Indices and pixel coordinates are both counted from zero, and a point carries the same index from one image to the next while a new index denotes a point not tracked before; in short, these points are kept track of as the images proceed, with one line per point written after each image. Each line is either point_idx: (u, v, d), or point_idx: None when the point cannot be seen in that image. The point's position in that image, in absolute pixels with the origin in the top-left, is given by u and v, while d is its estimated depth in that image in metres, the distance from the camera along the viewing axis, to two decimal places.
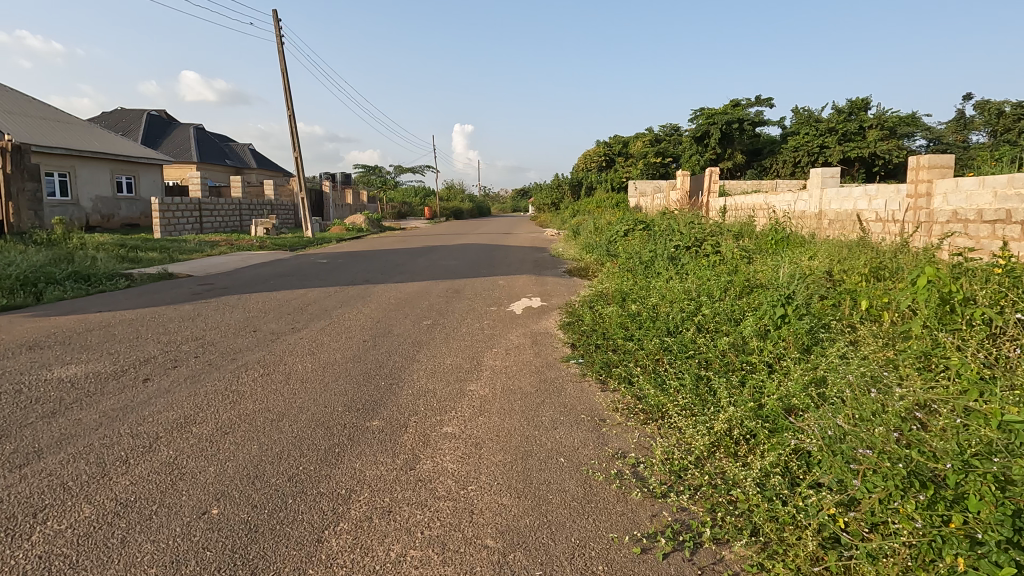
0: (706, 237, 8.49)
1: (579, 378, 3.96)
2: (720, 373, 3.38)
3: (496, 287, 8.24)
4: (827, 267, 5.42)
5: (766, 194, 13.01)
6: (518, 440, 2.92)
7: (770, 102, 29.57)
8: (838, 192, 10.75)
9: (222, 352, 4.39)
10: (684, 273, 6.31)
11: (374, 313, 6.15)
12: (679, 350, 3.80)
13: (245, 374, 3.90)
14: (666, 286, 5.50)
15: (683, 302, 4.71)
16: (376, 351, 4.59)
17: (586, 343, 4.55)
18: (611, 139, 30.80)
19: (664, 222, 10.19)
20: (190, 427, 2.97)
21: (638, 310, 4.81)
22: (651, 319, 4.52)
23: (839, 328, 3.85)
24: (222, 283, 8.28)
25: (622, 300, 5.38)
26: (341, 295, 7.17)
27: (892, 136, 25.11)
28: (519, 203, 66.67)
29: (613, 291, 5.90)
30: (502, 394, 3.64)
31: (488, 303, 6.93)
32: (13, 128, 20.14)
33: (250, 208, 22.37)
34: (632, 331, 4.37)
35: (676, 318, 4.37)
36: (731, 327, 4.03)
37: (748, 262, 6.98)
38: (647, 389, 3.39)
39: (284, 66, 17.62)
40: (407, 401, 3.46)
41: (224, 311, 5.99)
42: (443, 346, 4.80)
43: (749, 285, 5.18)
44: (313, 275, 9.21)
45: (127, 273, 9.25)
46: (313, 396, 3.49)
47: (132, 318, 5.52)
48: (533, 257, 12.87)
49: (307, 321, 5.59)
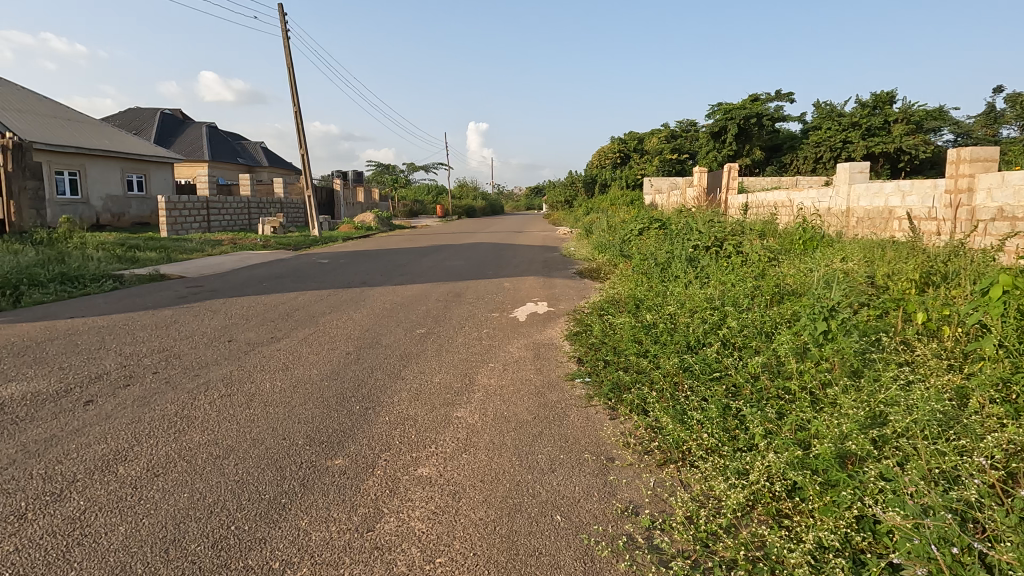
0: (727, 237, 7.91)
1: (586, 401, 3.42)
2: (754, 403, 2.82)
3: (500, 290, 7.72)
4: (870, 272, 4.81)
5: (787, 190, 12.32)
6: (505, 488, 2.39)
7: (790, 96, 28.72)
8: (867, 187, 10.03)
9: (185, 368, 3.94)
10: (706, 277, 5.72)
11: (365, 319, 5.69)
12: (702, 372, 3.26)
13: (202, 395, 3.44)
14: (685, 291, 4.94)
15: (706, 313, 4.14)
16: (358, 366, 4.11)
17: (594, 358, 4.01)
18: (626, 135, 30.12)
19: (681, 220, 9.59)
20: (115, 469, 2.49)
21: (654, 320, 4.26)
22: (669, 332, 3.98)
23: (892, 346, 3.27)
24: (212, 285, 7.88)
25: (636, 307, 4.83)
26: (335, 299, 6.72)
27: (918, 130, 24.18)
28: (534, 201, 66.10)
29: (627, 297, 5.34)
30: (494, 422, 3.11)
31: (490, 308, 6.41)
32: (23, 127, 20.10)
33: (258, 207, 22.13)
34: (646, 345, 3.83)
35: (698, 332, 3.81)
36: (762, 344, 3.46)
37: (775, 264, 6.39)
38: (664, 420, 2.85)
39: (288, 62, 17.28)
40: (381, 432, 2.95)
41: (204, 318, 5.57)
42: (433, 361, 4.29)
43: (781, 292, 4.59)
44: (309, 277, 8.79)
45: (120, 274, 8.93)
46: (272, 425, 3.00)
47: (102, 326, 5.12)
48: (543, 257, 12.35)
49: (290, 330, 5.14)
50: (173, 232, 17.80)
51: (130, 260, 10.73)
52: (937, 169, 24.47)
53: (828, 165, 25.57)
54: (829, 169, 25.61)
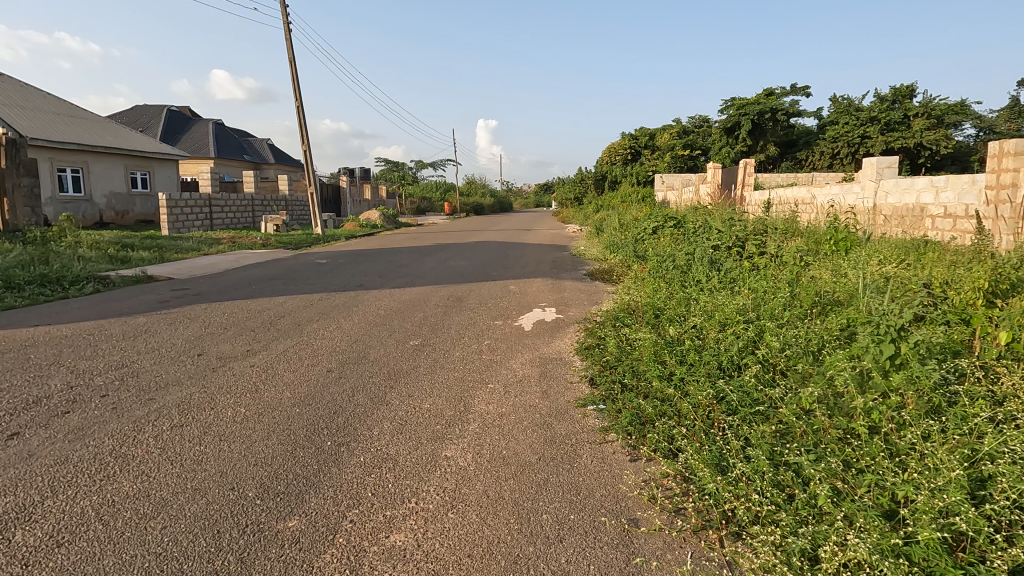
0: (750, 236, 7.38)
1: (601, 436, 2.87)
2: (814, 452, 2.28)
3: (505, 293, 7.18)
4: (925, 280, 4.22)
5: (809, 187, 11.63)
6: (498, 569, 1.86)
7: (807, 91, 27.95)
8: (897, 183, 9.36)
9: (140, 390, 3.43)
10: (733, 283, 5.15)
11: (354, 329, 5.16)
12: (742, 406, 2.71)
13: (149, 427, 2.92)
14: (712, 300, 4.39)
15: (740, 327, 3.58)
16: (337, 387, 3.58)
17: (610, 379, 3.47)
18: (637, 131, 29.41)
19: (699, 218, 9.02)
20: (11, 535, 1.99)
21: (679, 336, 3.70)
22: (697, 352, 3.43)
23: (976, 374, 2.69)
24: (199, 287, 7.42)
25: (657, 319, 4.27)
26: (326, 305, 6.21)
27: (940, 125, 22.97)
28: (543, 197, 65.55)
29: (645, 306, 4.79)
30: (490, 465, 2.58)
31: (493, 316, 5.87)
32: (25, 123, 19.84)
33: (262, 204, 21.74)
34: (672, 367, 3.27)
35: (732, 352, 3.27)
36: (814, 370, 2.90)
37: (806, 267, 5.80)
38: (702, 471, 2.31)
39: (290, 54, 16.86)
40: (353, 480, 2.43)
41: (178, 326, 5.08)
42: (424, 381, 3.76)
43: (823, 302, 4.03)
44: (304, 278, 8.30)
45: (107, 275, 8.49)
46: (222, 467, 2.50)
47: (64, 336, 4.63)
48: (551, 256, 11.79)
49: (270, 341, 4.63)
50: (174, 230, 17.44)
51: (122, 260, 10.31)
52: (959, 165, 23.61)
53: (845, 160, 24.80)
54: (846, 165, 24.85)
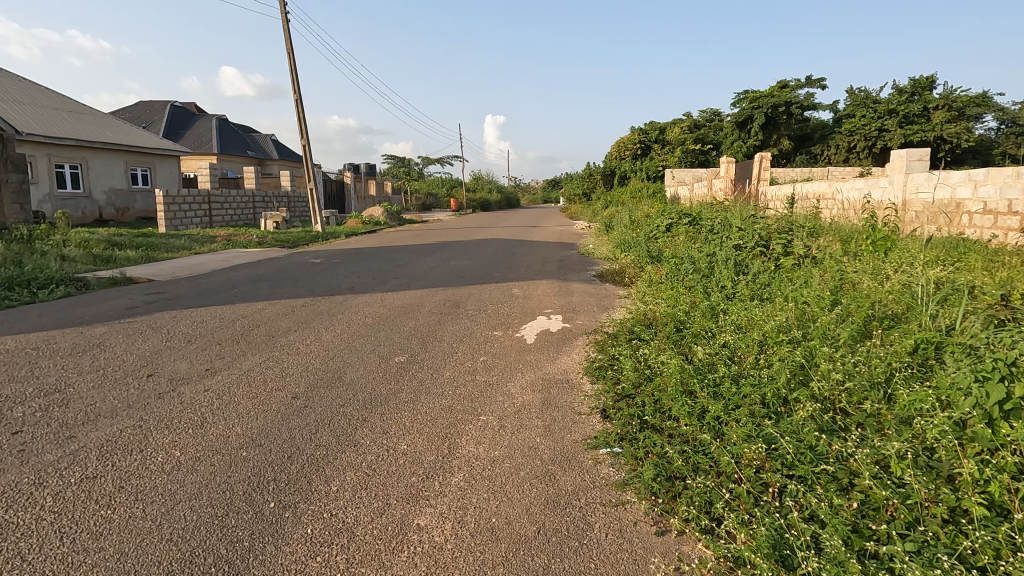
0: (774, 235, 6.76)
1: (618, 496, 2.27)
2: (912, 542, 1.68)
3: (508, 297, 6.59)
4: (1002, 290, 3.56)
5: (830, 181, 10.88)
6: None
7: (822, 83, 27.12)
8: (929, 176, 8.55)
9: (60, 426, 2.85)
10: (765, 290, 4.51)
11: (334, 342, 4.58)
12: (802, 463, 2.11)
13: (53, 480, 2.34)
14: (747, 312, 3.76)
15: (785, 349, 2.96)
16: (300, 419, 3.00)
17: (626, 412, 2.87)
18: (646, 126, 28.28)
19: (716, 216, 8.39)
20: None
21: (709, 359, 3.09)
22: (734, 381, 2.82)
23: None
24: (177, 291, 6.88)
25: (681, 336, 3.65)
26: (308, 312, 5.63)
27: (960, 117, 22.47)
28: (551, 193, 64.90)
29: (666, 318, 4.18)
30: (474, 542, 1.99)
31: (493, 324, 5.29)
32: (20, 118, 19.41)
33: (263, 201, 21.26)
34: (704, 402, 2.66)
35: (778, 383, 2.66)
36: (894, 420, 2.29)
37: (843, 270, 5.15)
38: (760, 567, 1.71)
39: (289, 45, 16.34)
40: (290, 568, 1.84)
41: (138, 339, 4.53)
42: (405, 411, 3.17)
43: (880, 317, 3.41)
44: (293, 280, 7.73)
45: (86, 276, 7.98)
46: (124, 547, 1.92)
47: (4, 351, 4.09)
48: (559, 255, 11.17)
49: (234, 358, 4.06)
50: (171, 227, 16.98)
51: (107, 260, 9.82)
52: (980, 158, 22.74)
53: (862, 154, 23.95)
54: (863, 159, 24.00)
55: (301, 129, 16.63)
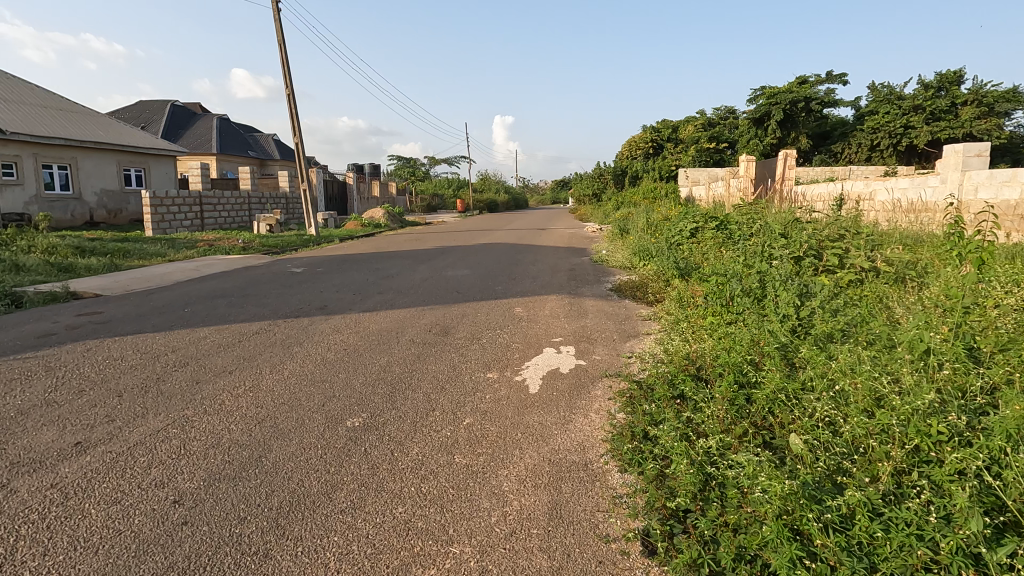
0: (826, 247, 5.60)
1: None
2: None
3: (509, 320, 5.45)
4: None
5: (864, 181, 9.50)
6: None
7: (842, 79, 25.79)
8: (991, 175, 7.31)
9: None
10: (843, 330, 3.35)
11: (277, 390, 3.48)
12: None
13: None
14: (848, 372, 2.57)
15: (951, 454, 1.80)
16: (161, 559, 1.88)
17: (686, 559, 1.74)
18: (659, 123, 26.96)
19: (750, 219, 7.22)
20: None
21: (816, 462, 1.96)
22: (877, 512, 1.69)
23: None
24: (119, 310, 5.80)
25: (754, 417, 2.50)
26: (260, 343, 4.53)
27: (989, 114, 21.12)
28: (558, 193, 63.85)
29: (722, 366, 3.05)
30: None
31: (487, 361, 4.16)
32: (5, 115, 18.51)
33: (258, 203, 20.27)
34: (835, 564, 1.53)
35: (965, 531, 1.53)
36: None
37: (937, 292, 3.92)
38: None
39: (279, 35, 15.35)
40: None
41: (19, 386, 3.44)
42: (338, 532, 2.05)
43: None
44: (260, 296, 6.63)
45: (25, 290, 6.90)
46: None
47: None
48: (569, 263, 10.02)
49: (126, 423, 2.95)
50: (158, 231, 16.02)
51: (65, 269, 8.79)
52: (1010, 157, 21.30)
53: (886, 153, 22.55)
54: (887, 158, 22.57)
55: (294, 125, 15.61)
